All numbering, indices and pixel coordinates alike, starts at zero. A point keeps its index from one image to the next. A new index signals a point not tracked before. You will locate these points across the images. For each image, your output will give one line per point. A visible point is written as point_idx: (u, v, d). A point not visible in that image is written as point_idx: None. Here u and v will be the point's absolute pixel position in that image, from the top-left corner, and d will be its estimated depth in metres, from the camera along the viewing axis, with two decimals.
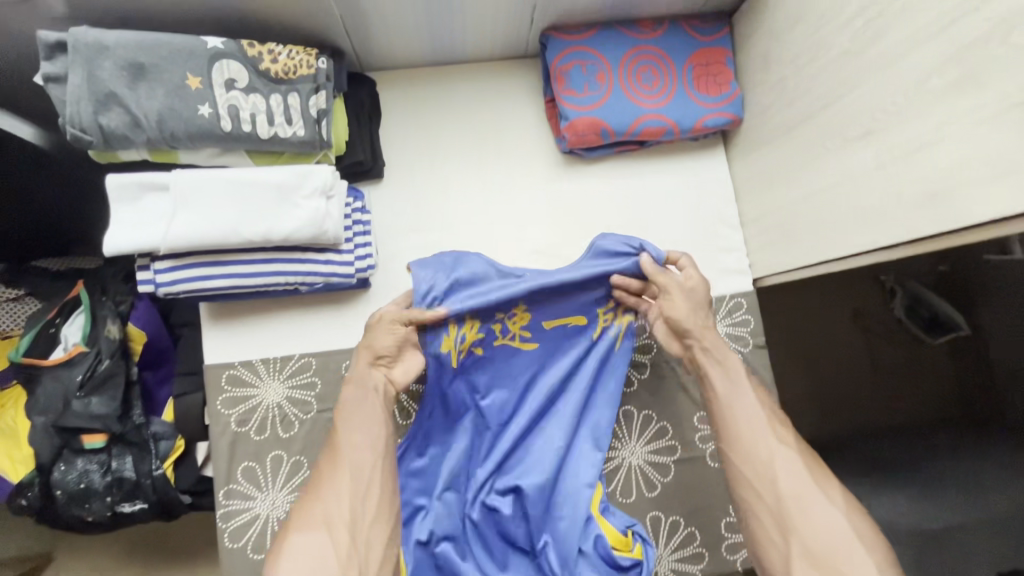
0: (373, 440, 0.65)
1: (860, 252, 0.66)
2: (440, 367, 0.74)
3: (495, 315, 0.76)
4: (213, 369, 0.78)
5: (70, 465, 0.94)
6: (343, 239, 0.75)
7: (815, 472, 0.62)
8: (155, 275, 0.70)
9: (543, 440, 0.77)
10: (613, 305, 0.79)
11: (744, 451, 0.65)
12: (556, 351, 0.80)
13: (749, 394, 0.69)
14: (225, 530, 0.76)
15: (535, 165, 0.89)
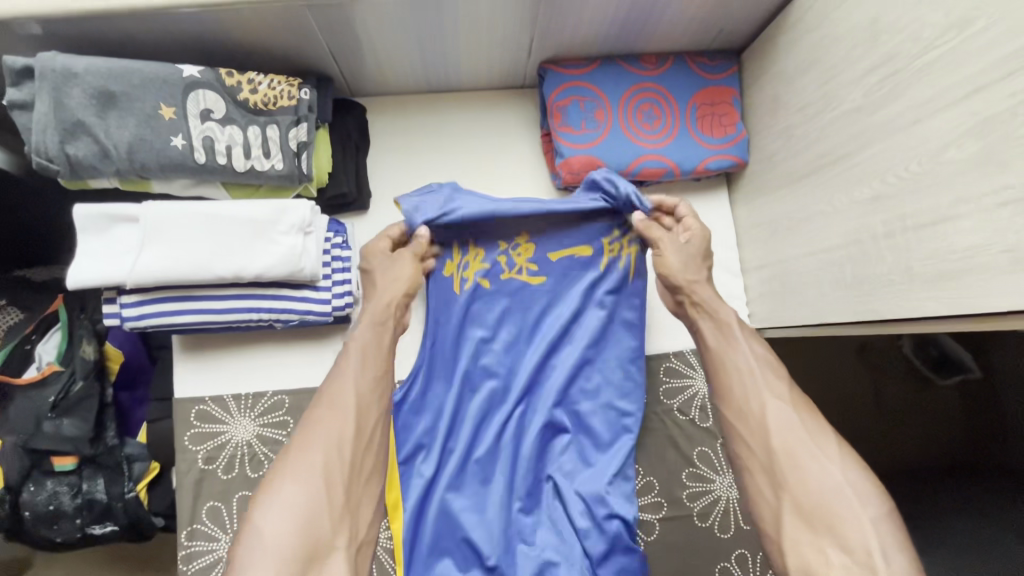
0: (362, 368, 0.64)
1: (865, 321, 0.61)
2: (446, 291, 0.79)
3: (498, 246, 0.80)
4: (181, 403, 0.75)
5: (40, 486, 0.91)
6: (320, 276, 0.72)
7: (811, 425, 0.58)
8: (121, 309, 0.67)
9: (551, 377, 0.79)
10: (618, 236, 0.79)
11: (737, 405, 0.61)
12: (564, 285, 0.81)
13: (742, 346, 0.64)
14: (187, 572, 0.73)
15: (529, 200, 0.85)
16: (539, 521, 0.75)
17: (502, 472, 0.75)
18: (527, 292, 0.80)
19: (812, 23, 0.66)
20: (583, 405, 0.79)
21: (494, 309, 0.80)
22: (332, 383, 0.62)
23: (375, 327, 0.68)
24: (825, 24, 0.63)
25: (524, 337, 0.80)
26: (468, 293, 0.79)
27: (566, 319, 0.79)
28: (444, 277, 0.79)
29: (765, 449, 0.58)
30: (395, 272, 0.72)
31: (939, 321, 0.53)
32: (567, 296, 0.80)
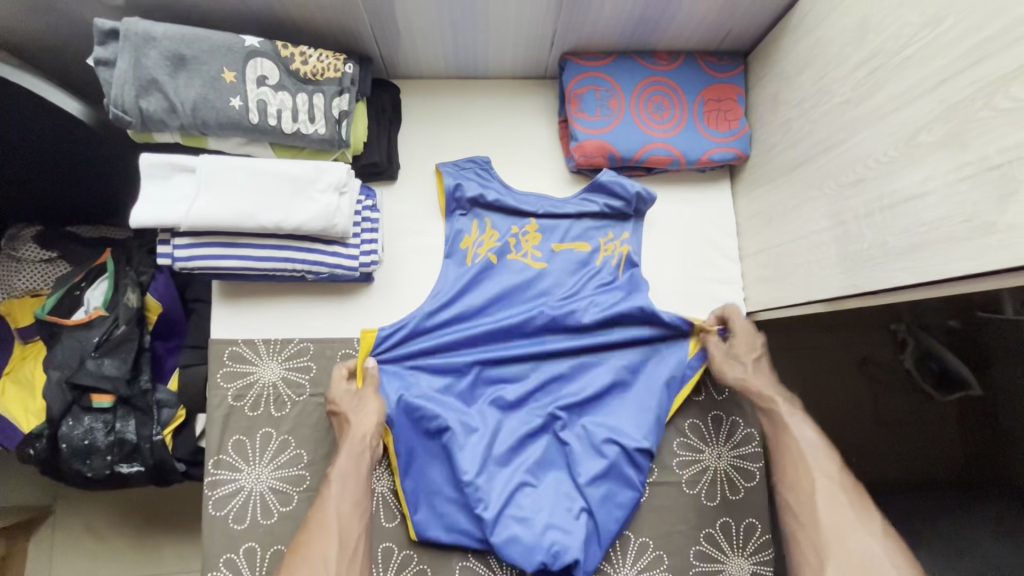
0: (344, 492, 0.71)
1: (846, 294, 0.67)
2: (457, 258, 0.87)
3: (511, 227, 0.89)
4: (216, 343, 0.82)
5: (78, 421, 0.99)
6: (350, 233, 0.79)
7: (855, 504, 0.67)
8: (173, 250, 0.74)
9: (549, 330, 0.86)
10: (614, 236, 0.90)
11: (793, 484, 0.70)
12: (563, 267, 0.89)
13: (792, 430, 0.74)
14: (210, 497, 0.79)
15: (546, 185, 0.92)
16: (524, 455, 0.81)
17: (490, 407, 0.82)
18: (531, 272, 0.88)
19: (810, 25, 0.72)
20: (593, 357, 0.86)
21: (496, 271, 0.88)
22: (319, 512, 0.70)
23: (349, 456, 0.73)
24: (821, 26, 0.70)
25: (522, 295, 0.87)
26: (478, 263, 0.87)
27: (569, 283, 0.88)
28: (461, 249, 0.87)
29: (817, 525, 0.66)
30: (363, 409, 0.76)
31: (907, 291, 0.59)
32: (568, 265, 0.89)
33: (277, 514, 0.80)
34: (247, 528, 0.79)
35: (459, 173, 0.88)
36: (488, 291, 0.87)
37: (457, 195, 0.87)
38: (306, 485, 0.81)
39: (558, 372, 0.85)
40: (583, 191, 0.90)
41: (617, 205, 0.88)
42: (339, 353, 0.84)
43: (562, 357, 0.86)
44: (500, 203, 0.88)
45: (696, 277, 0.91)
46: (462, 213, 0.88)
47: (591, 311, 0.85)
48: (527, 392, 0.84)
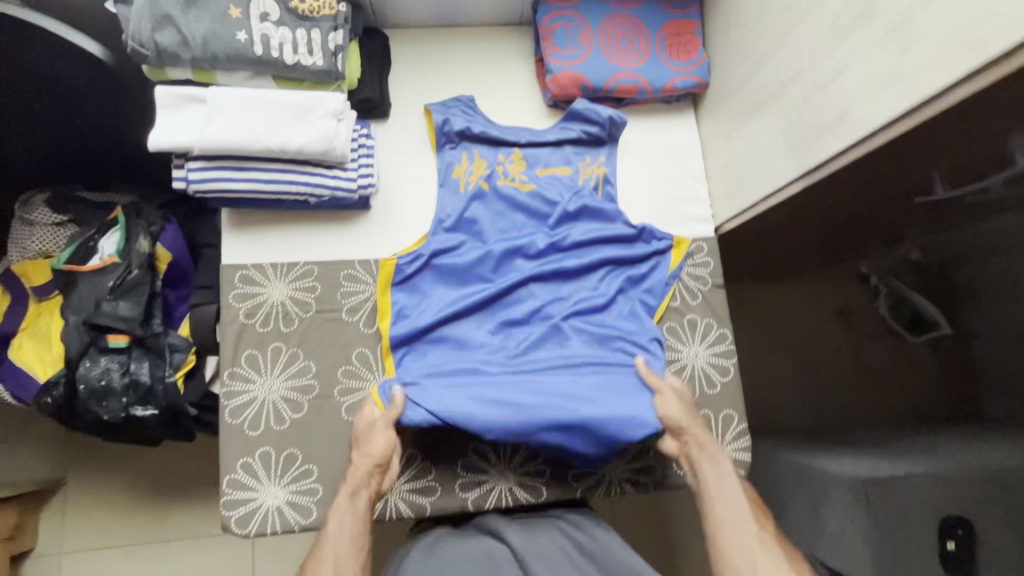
0: (344, 529, 0.74)
1: (791, 180, 0.76)
2: (451, 188, 0.94)
3: (498, 157, 0.96)
4: (228, 268, 0.89)
5: (94, 362, 1.05)
6: (348, 158, 0.86)
7: (789, 554, 0.74)
8: (187, 174, 0.81)
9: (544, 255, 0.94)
10: (591, 160, 0.97)
11: (734, 537, 0.74)
12: (548, 187, 0.96)
13: (734, 482, 0.80)
14: (227, 406, 0.86)
15: (527, 120, 1.00)
16: (533, 358, 0.87)
17: (494, 323, 0.90)
18: (521, 195, 0.95)
19: None
20: (591, 274, 0.94)
21: (488, 199, 0.95)
22: (317, 554, 0.72)
23: (348, 492, 0.77)
24: None
25: (514, 222, 0.95)
26: (471, 191, 0.94)
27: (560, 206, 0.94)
28: (452, 179, 0.95)
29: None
30: (369, 444, 0.80)
31: (842, 157, 0.68)
32: (553, 194, 0.95)
33: (289, 420, 0.86)
34: (261, 433, 0.85)
35: (450, 110, 0.96)
36: (483, 223, 0.94)
37: (447, 130, 0.95)
38: (315, 393, 0.87)
39: (556, 290, 0.93)
40: (562, 120, 0.98)
41: (594, 130, 0.97)
42: (342, 274, 0.91)
43: (561, 274, 0.93)
44: (487, 134, 0.96)
45: (669, 197, 0.99)
46: (451, 146, 0.96)
47: (582, 234, 0.94)
48: (529, 307, 0.91)
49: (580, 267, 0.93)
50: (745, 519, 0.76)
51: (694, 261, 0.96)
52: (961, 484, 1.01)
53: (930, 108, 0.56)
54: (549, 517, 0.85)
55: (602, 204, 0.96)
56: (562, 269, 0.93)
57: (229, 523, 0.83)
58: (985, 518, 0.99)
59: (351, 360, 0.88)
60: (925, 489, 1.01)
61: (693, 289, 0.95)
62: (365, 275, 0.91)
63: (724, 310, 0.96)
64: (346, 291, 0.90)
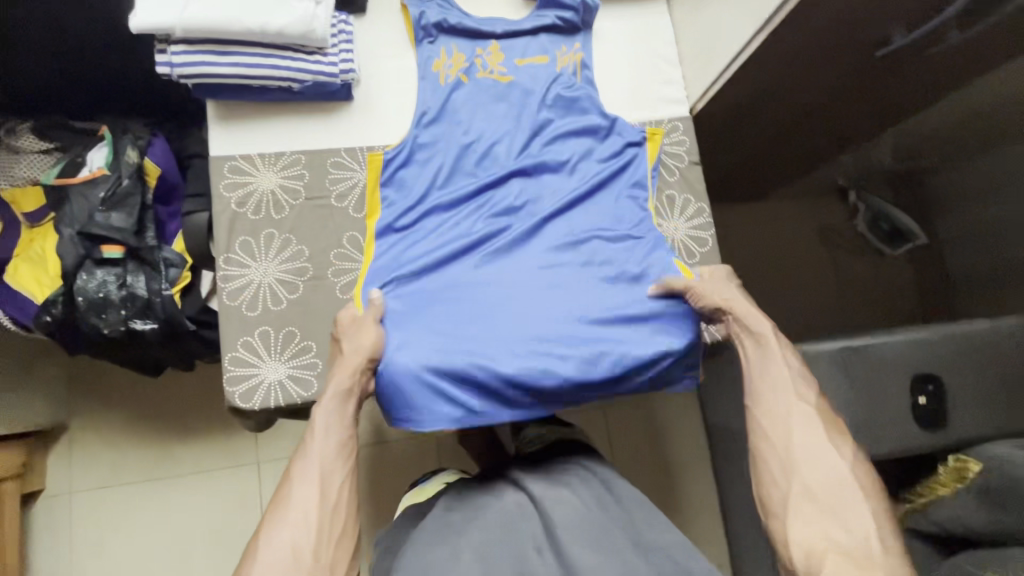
0: (327, 431, 0.71)
1: (755, 37, 0.83)
2: (432, 83, 0.96)
3: (476, 50, 0.98)
4: (217, 159, 0.91)
5: (91, 274, 1.07)
6: (329, 42, 0.88)
7: (832, 432, 0.72)
8: (171, 57, 0.83)
9: (525, 148, 0.95)
10: (569, 49, 0.99)
11: (772, 415, 0.74)
12: (524, 78, 0.97)
13: (780, 357, 0.77)
14: (224, 289, 0.88)
15: (503, 11, 1.02)
16: (518, 258, 0.87)
17: (479, 220, 0.90)
18: (499, 87, 0.97)
19: None
20: (576, 167, 0.95)
21: (467, 95, 0.96)
22: (301, 451, 0.70)
23: (334, 396, 0.74)
24: None
25: (494, 113, 0.96)
26: (451, 83, 0.96)
27: (539, 95, 0.96)
28: (432, 72, 0.96)
29: (790, 448, 0.71)
30: (358, 338, 0.78)
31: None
32: (530, 86, 0.97)
33: (286, 300, 0.89)
34: (259, 314, 0.88)
35: (424, 7, 0.98)
36: (463, 115, 0.95)
37: (423, 24, 0.97)
38: (310, 275, 0.90)
39: (542, 185, 0.93)
40: (536, 9, 1.00)
41: (568, 18, 0.99)
42: (329, 162, 0.93)
43: (545, 167, 0.94)
44: (462, 25, 0.97)
45: (644, 81, 1.02)
46: (429, 40, 0.97)
47: (562, 124, 0.96)
48: (513, 199, 0.91)
49: (565, 159, 0.95)
50: (789, 394, 0.74)
51: (671, 140, 0.99)
52: (935, 345, 1.06)
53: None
54: (578, 467, 0.91)
55: (579, 90, 0.97)
56: (544, 162, 0.94)
57: (234, 399, 0.85)
58: (954, 375, 1.05)
59: (343, 244, 0.91)
60: (898, 350, 1.06)
61: (670, 166, 0.99)
62: (351, 162, 0.93)
63: (700, 185, 0.99)
64: (334, 178, 0.93)
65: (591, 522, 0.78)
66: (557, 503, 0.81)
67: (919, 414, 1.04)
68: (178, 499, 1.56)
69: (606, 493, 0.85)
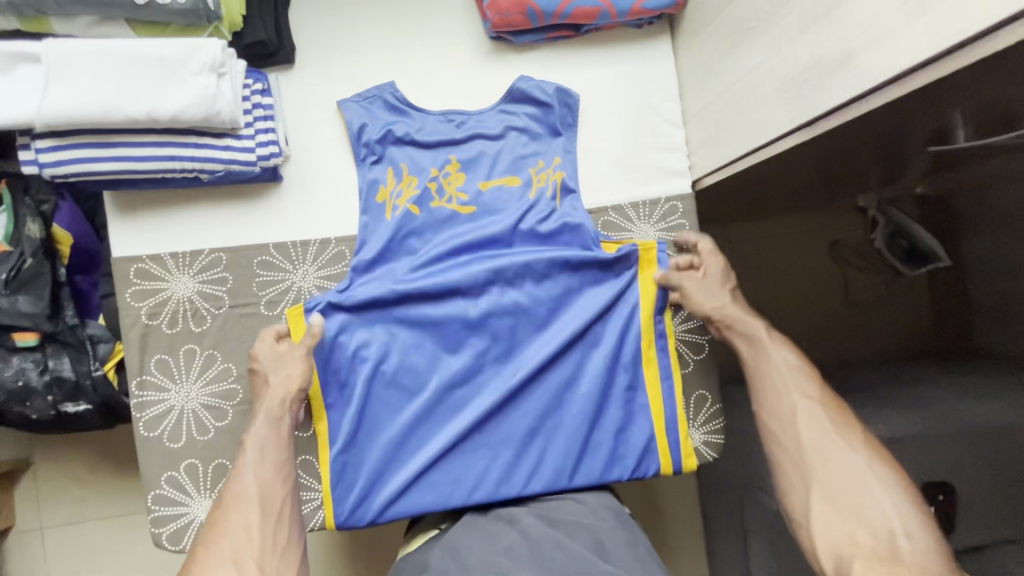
0: (259, 460, 0.65)
1: (778, 136, 0.66)
2: (375, 217, 0.79)
3: (428, 168, 0.79)
4: (120, 262, 0.76)
5: (5, 362, 0.94)
6: (241, 123, 0.70)
7: (837, 424, 0.63)
8: (37, 156, 0.65)
9: (493, 288, 0.80)
10: (545, 164, 0.81)
11: (773, 409, 0.66)
12: (489, 200, 0.81)
13: (771, 351, 0.70)
14: (141, 418, 0.76)
15: (460, 98, 0.82)
16: (483, 434, 0.78)
17: (436, 384, 0.78)
18: (458, 219, 0.80)
19: None
20: (560, 315, 0.81)
21: (419, 225, 0.79)
22: (230, 485, 0.63)
23: (263, 419, 0.68)
24: None
25: (452, 245, 0.79)
26: (398, 217, 0.78)
27: (509, 221, 0.80)
28: (376, 203, 0.79)
29: (799, 445, 0.63)
30: (286, 367, 0.72)
31: (853, 106, 0.56)
32: (500, 217, 0.80)
33: (214, 429, 0.77)
34: (184, 445, 0.77)
35: (361, 108, 0.79)
36: (422, 250, 0.80)
37: (362, 134, 0.78)
38: (240, 398, 0.78)
39: (514, 333, 0.80)
40: (501, 102, 0.82)
41: (540, 113, 0.82)
42: (255, 262, 0.78)
43: (523, 319, 0.80)
44: (411, 117, 0.80)
45: (639, 148, 0.84)
46: (373, 158, 0.79)
47: (543, 261, 0.79)
48: (478, 360, 0.79)
49: (542, 301, 0.80)
50: (817, 420, 0.63)
51: (670, 225, 0.83)
52: None
53: (962, 56, 0.44)
54: (569, 500, 0.78)
55: (557, 217, 0.81)
56: (520, 312, 0.80)
57: (161, 540, 0.76)
58: (968, 478, 0.95)
59: None
60: None
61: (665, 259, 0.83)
62: (283, 261, 0.78)
63: None
64: (263, 281, 0.78)
65: (580, 557, 0.64)
66: (550, 549, 0.66)
67: None
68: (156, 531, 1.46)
69: (602, 533, 0.71)
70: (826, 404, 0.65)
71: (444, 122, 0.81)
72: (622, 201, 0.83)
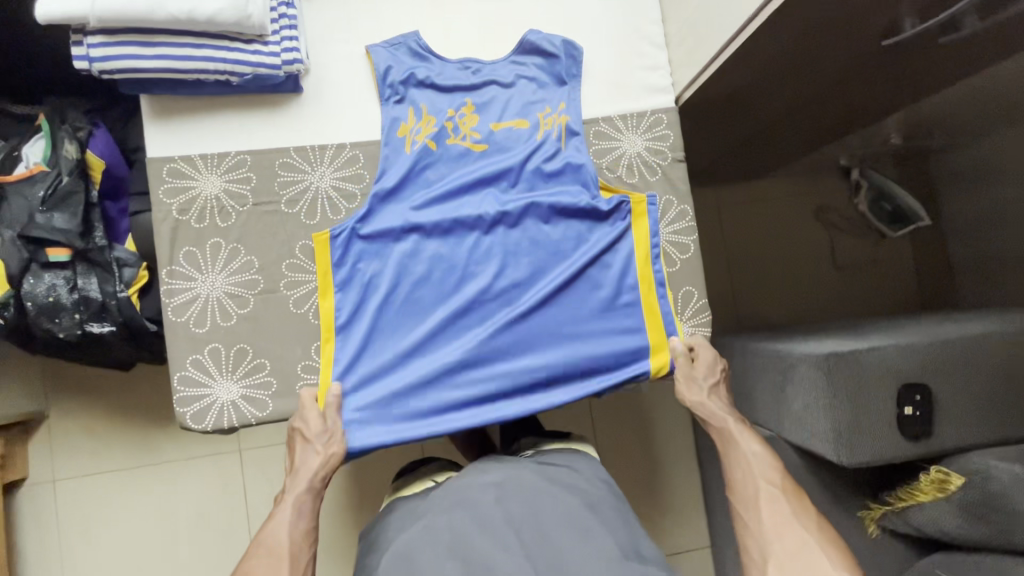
0: (294, 520, 0.71)
1: (747, 25, 0.75)
2: (396, 151, 0.86)
3: (447, 111, 0.87)
4: (154, 161, 0.83)
5: (38, 278, 1.00)
6: (268, 28, 0.79)
7: (796, 508, 0.70)
8: (88, 50, 0.74)
9: (501, 226, 0.86)
10: (552, 110, 0.89)
11: (740, 494, 0.74)
12: (499, 145, 0.88)
13: (743, 446, 0.77)
14: (169, 305, 0.83)
15: (477, 48, 0.90)
16: (484, 361, 0.84)
17: (444, 313, 0.84)
18: (471, 155, 0.88)
19: None
20: (565, 255, 0.87)
21: (433, 166, 0.87)
22: (265, 542, 0.68)
23: (308, 490, 0.74)
24: None
25: (462, 184, 0.86)
26: (417, 151, 0.86)
27: (517, 164, 0.87)
28: (397, 137, 0.86)
29: (761, 529, 0.69)
30: (329, 435, 0.78)
31: None
32: (509, 154, 0.88)
33: (236, 316, 0.84)
34: (208, 330, 0.83)
35: (389, 54, 0.87)
36: (434, 184, 0.87)
37: (388, 75, 0.86)
38: (260, 288, 0.84)
39: (520, 270, 0.87)
40: (512, 53, 0.91)
41: (547, 62, 0.90)
42: (277, 163, 0.85)
43: (528, 256, 0.87)
44: (432, 62, 0.89)
45: (627, 67, 0.92)
46: (397, 98, 0.87)
47: (549, 201, 0.86)
48: (484, 292, 0.85)
49: (545, 240, 0.87)
50: (779, 503, 0.71)
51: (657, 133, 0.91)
52: (929, 352, 0.99)
53: None
54: (563, 466, 0.81)
55: (561, 156, 0.88)
56: (523, 251, 0.87)
57: (185, 420, 0.82)
58: (947, 384, 0.99)
59: (295, 253, 0.85)
60: (893, 355, 0.99)
61: (652, 164, 0.91)
62: (303, 162, 0.85)
63: (685, 185, 0.92)
64: (285, 181, 0.85)
65: (568, 520, 0.71)
66: (541, 499, 0.73)
67: (904, 426, 0.99)
68: (173, 486, 1.38)
69: (595, 497, 0.76)
70: (787, 491, 0.72)
71: (458, 68, 0.89)
72: (611, 113, 0.91)
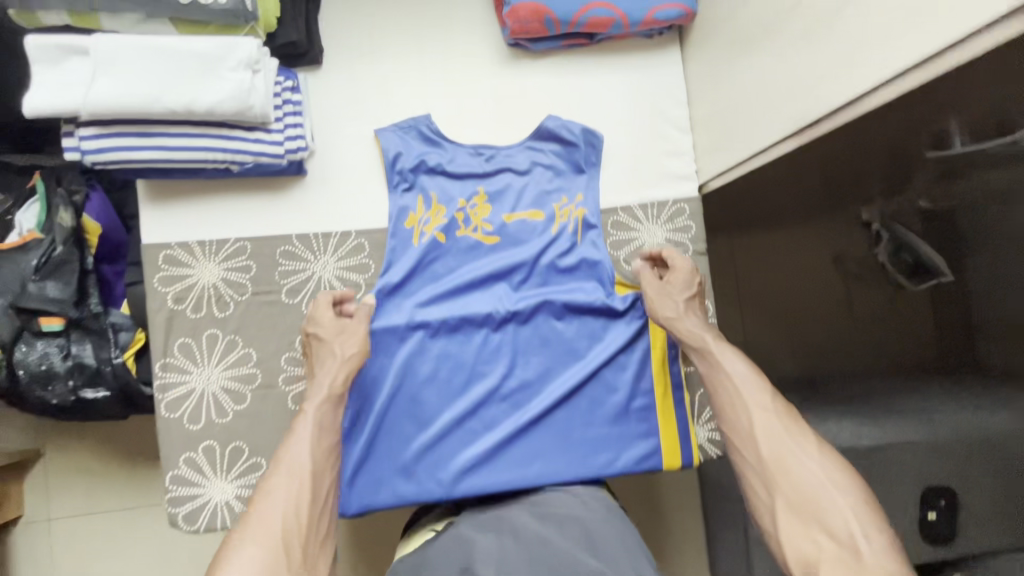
0: (318, 434, 0.66)
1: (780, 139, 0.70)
2: (403, 244, 0.82)
3: (457, 201, 0.83)
4: (149, 248, 0.79)
5: (31, 346, 0.97)
6: (272, 117, 0.74)
7: (791, 430, 0.61)
8: (80, 142, 0.69)
9: (510, 323, 0.82)
10: (569, 201, 0.85)
11: (730, 420, 0.65)
12: (512, 238, 0.84)
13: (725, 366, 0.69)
14: (163, 399, 0.79)
15: (491, 134, 0.86)
16: (491, 468, 0.78)
17: (449, 414, 0.80)
18: (482, 248, 0.83)
19: None
20: (579, 357, 0.83)
21: (441, 260, 0.83)
22: (284, 454, 0.63)
23: (324, 400, 0.69)
24: None
25: (472, 279, 0.82)
26: (425, 243, 0.82)
27: (531, 260, 0.83)
28: (405, 228, 0.82)
29: (761, 460, 0.61)
30: (345, 343, 0.74)
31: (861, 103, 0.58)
32: (522, 248, 0.84)
33: (231, 412, 0.80)
34: (203, 427, 0.79)
35: (400, 139, 0.83)
36: (442, 278, 0.83)
37: (397, 162, 0.82)
38: (259, 382, 0.81)
39: (529, 369, 0.82)
40: (530, 139, 0.86)
41: (565, 148, 0.85)
42: (278, 251, 0.81)
43: (538, 354, 0.83)
44: (444, 149, 0.84)
45: (648, 152, 0.88)
46: (406, 186, 0.83)
47: (561, 299, 0.82)
48: (492, 392, 0.81)
49: (555, 339, 0.83)
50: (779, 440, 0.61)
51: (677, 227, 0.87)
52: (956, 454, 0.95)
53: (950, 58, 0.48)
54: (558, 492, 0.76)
55: (576, 252, 0.84)
56: (534, 350, 0.83)
57: (177, 520, 0.78)
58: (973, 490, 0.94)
59: (295, 347, 0.81)
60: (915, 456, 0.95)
61: None
62: (305, 251, 0.81)
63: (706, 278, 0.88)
64: (286, 271, 0.81)
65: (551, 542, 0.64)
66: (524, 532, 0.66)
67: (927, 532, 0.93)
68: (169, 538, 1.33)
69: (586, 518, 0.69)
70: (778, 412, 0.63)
71: (469, 153, 0.84)
72: (631, 202, 0.87)
